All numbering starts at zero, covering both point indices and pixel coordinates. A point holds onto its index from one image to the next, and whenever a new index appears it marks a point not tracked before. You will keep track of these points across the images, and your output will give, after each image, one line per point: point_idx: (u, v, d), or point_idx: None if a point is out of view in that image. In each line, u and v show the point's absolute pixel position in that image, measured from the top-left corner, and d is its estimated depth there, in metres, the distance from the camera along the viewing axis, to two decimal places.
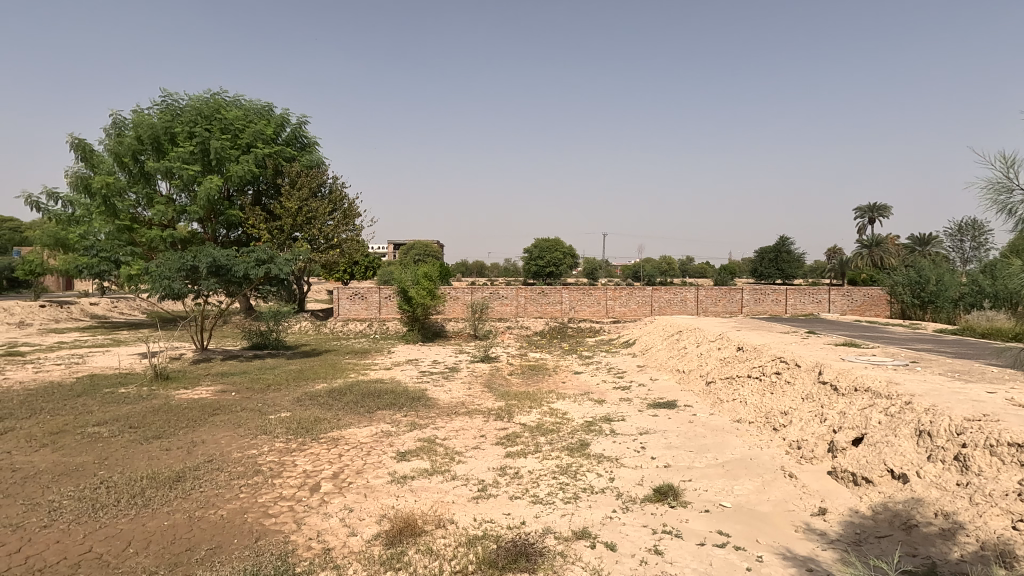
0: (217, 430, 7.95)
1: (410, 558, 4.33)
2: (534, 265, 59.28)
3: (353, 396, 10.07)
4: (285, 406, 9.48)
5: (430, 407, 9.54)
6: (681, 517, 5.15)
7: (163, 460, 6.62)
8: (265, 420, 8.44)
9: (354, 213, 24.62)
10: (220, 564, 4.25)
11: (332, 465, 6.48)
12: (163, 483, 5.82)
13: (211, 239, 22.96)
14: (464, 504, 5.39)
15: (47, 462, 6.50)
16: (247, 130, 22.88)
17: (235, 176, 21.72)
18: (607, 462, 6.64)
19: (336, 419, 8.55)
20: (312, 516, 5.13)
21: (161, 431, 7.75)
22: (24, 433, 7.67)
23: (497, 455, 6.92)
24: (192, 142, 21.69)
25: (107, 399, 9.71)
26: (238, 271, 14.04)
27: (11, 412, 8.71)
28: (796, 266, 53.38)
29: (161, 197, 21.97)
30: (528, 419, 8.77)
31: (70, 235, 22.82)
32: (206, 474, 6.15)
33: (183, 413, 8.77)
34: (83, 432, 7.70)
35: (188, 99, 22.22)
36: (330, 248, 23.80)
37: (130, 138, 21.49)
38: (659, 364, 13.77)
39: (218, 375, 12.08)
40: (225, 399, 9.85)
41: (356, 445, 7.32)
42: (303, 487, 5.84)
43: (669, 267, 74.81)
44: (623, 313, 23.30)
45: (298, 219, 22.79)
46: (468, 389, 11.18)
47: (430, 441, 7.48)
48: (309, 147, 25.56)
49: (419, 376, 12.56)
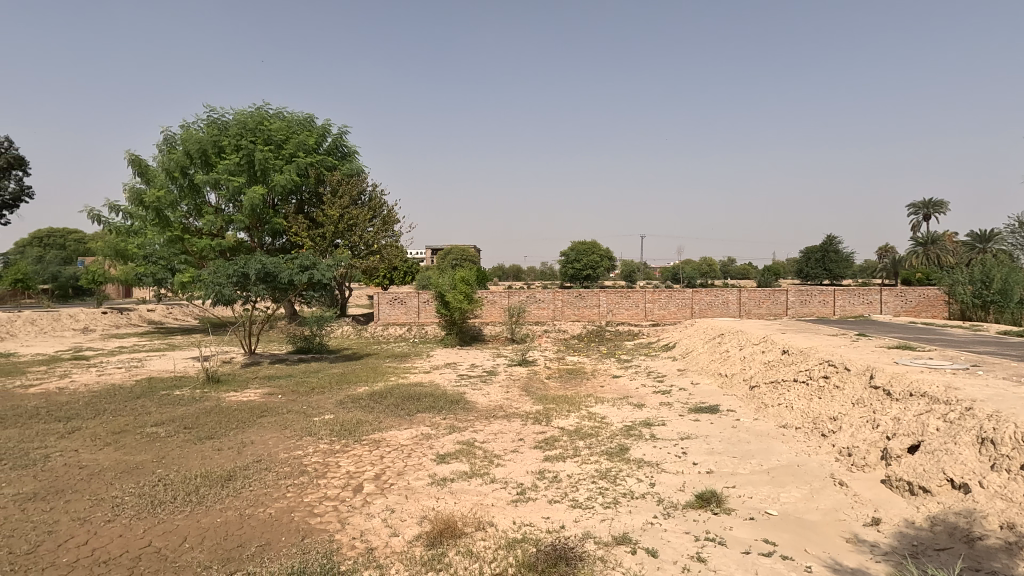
0: (265, 431, 8.24)
1: (450, 559, 4.39)
2: (571, 268, 59.12)
3: (392, 399, 10.19)
4: (328, 408, 9.72)
5: (469, 410, 9.63)
6: (724, 524, 5.04)
7: (216, 460, 6.92)
8: (310, 422, 8.70)
9: (394, 219, 25.03)
10: (270, 560, 4.42)
11: (374, 467, 6.62)
12: (215, 481, 6.08)
13: (258, 247, 23.87)
14: (504, 507, 5.42)
15: (110, 460, 6.89)
16: (289, 141, 23.77)
17: (278, 185, 22.57)
18: (647, 467, 6.55)
19: (377, 422, 8.74)
20: (355, 516, 5.25)
21: (213, 432, 8.08)
22: (90, 432, 8.17)
23: (536, 459, 6.92)
24: (239, 155, 22.74)
25: (164, 401, 10.19)
26: (284, 278, 14.56)
27: (77, 413, 9.26)
28: (844, 265, 51.54)
29: (211, 208, 22.97)
30: (566, 423, 8.70)
31: (128, 245, 24.04)
32: (255, 473, 6.39)
33: (233, 415, 9.13)
34: (143, 432, 8.12)
35: (234, 113, 23.33)
36: (370, 254, 24.22)
37: (180, 153, 22.56)
38: (700, 368, 13.45)
39: (265, 379, 12.51)
40: (272, 402, 10.19)
41: (397, 447, 7.45)
42: (347, 487, 6.00)
43: (710, 270, 73.37)
44: (663, 315, 22.88)
45: (340, 226, 23.36)
46: (506, 393, 11.20)
47: (469, 444, 7.54)
48: (349, 155, 26.27)
49: (458, 380, 12.67)
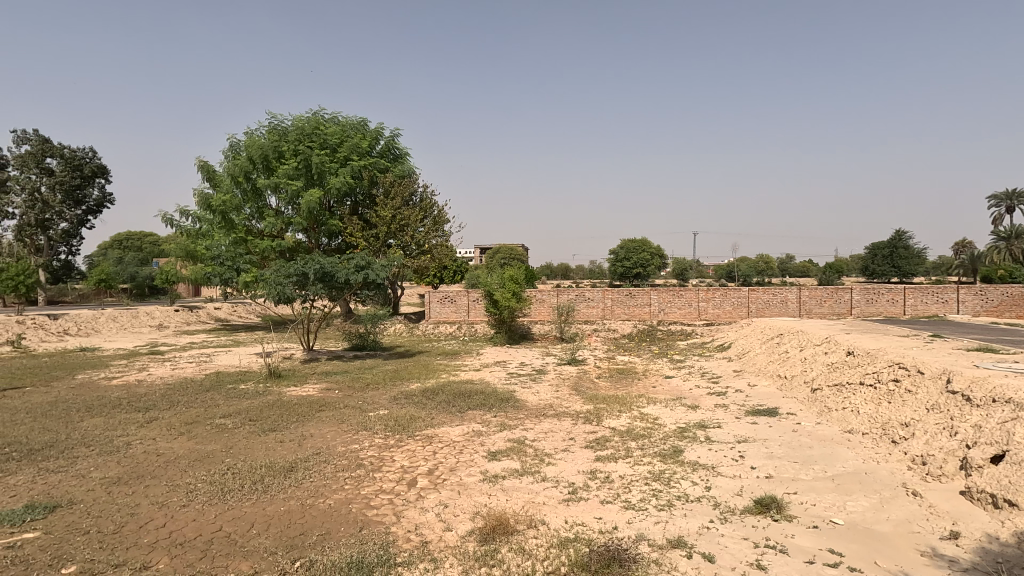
0: (323, 425, 8.57)
1: (503, 556, 4.43)
2: (621, 266, 58.30)
3: (443, 396, 10.36)
4: (383, 404, 10.01)
5: (519, 408, 9.66)
6: (785, 532, 4.85)
7: (279, 451, 7.26)
8: (366, 417, 8.98)
9: (444, 219, 25.42)
10: (330, 549, 4.59)
11: (427, 462, 6.76)
12: (279, 471, 6.38)
13: (315, 247, 24.79)
14: (556, 506, 5.42)
15: (184, 449, 7.35)
16: (343, 145, 24.56)
17: (334, 188, 23.37)
18: (702, 470, 6.39)
19: (430, 418, 8.92)
20: (410, 510, 5.38)
21: (276, 424, 8.48)
22: (166, 422, 8.74)
23: (587, 459, 6.88)
24: (297, 159, 23.69)
25: (231, 394, 10.77)
26: (340, 277, 15.06)
27: (154, 403, 9.92)
28: (915, 262, 48.52)
29: (272, 211, 24.03)
30: (618, 424, 8.60)
31: (197, 247, 25.50)
32: (315, 465, 6.66)
33: (294, 409, 9.54)
34: (212, 423, 8.61)
35: (293, 119, 24.32)
36: (422, 254, 24.70)
37: (244, 158, 23.71)
38: (758, 370, 12.98)
39: (323, 374, 13.00)
40: (330, 397, 10.58)
41: (449, 443, 7.58)
42: (402, 481, 6.15)
43: (767, 268, 70.67)
44: (717, 315, 22.20)
45: (392, 226, 23.95)
46: (556, 392, 11.18)
47: (520, 442, 7.57)
48: (401, 157, 26.88)
49: (507, 378, 12.74)
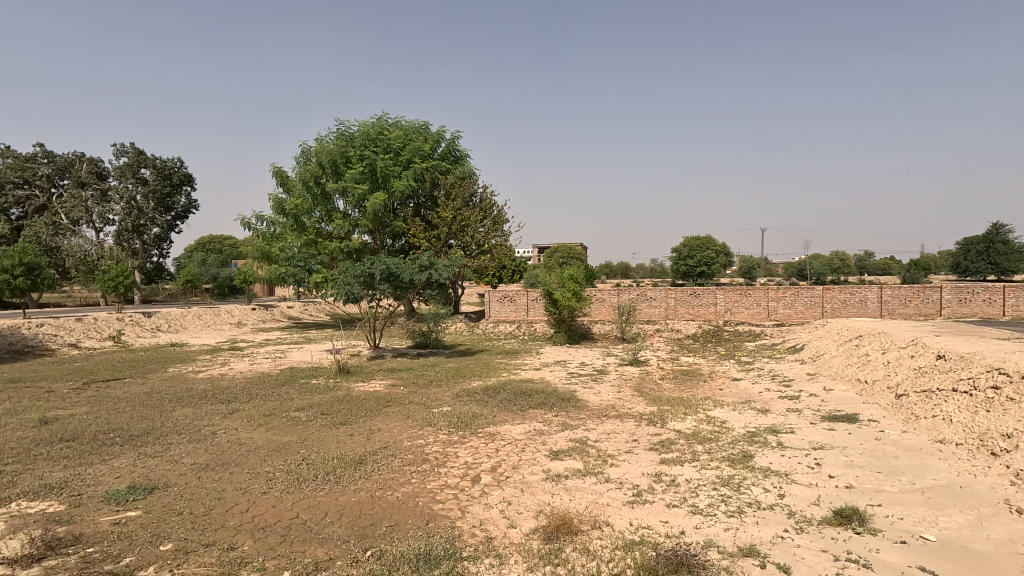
0: (390, 420, 8.87)
1: (567, 555, 4.43)
2: (683, 265, 56.66)
3: (504, 395, 10.46)
4: (446, 401, 10.23)
5: (580, 408, 9.60)
6: (869, 546, 4.56)
7: (349, 444, 7.58)
8: (430, 413, 9.21)
9: (503, 219, 25.62)
10: (399, 540, 4.74)
11: (490, 459, 6.85)
12: (349, 463, 6.67)
13: (380, 248, 25.63)
14: (620, 507, 5.34)
15: (264, 439, 7.82)
16: (406, 148, 25.27)
17: (398, 190, 24.11)
18: (775, 477, 6.12)
19: (492, 416, 9.03)
20: (474, 505, 5.47)
21: (346, 418, 8.86)
22: (246, 413, 9.34)
23: (652, 461, 6.74)
24: (363, 163, 24.60)
25: (304, 389, 11.34)
26: (405, 277, 15.51)
27: (236, 396, 10.61)
28: (1015, 258, 44.30)
29: (339, 214, 25.06)
30: (683, 426, 8.37)
31: (272, 249, 26.98)
32: (383, 459, 6.90)
33: (362, 404, 9.93)
34: (288, 416, 9.10)
35: (359, 125, 25.27)
36: (482, 254, 25.03)
37: (314, 164, 24.87)
38: (834, 373, 12.26)
39: (388, 371, 13.44)
40: (395, 393, 10.92)
41: (511, 441, 7.64)
42: (466, 477, 6.26)
43: (844, 266, 66.61)
44: (789, 315, 21.15)
45: (453, 227, 24.40)
46: (618, 393, 11.02)
47: (582, 442, 7.52)
48: (461, 159, 27.35)
49: (568, 378, 12.68)
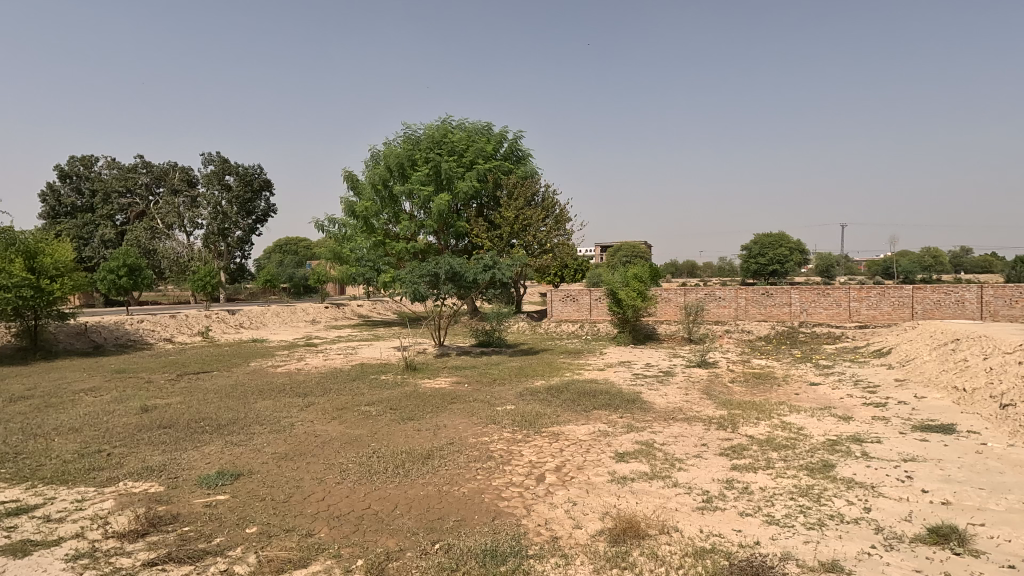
0: (455, 416, 9.04)
1: (635, 559, 4.35)
2: (755, 263, 54.20)
3: (568, 394, 10.41)
4: (509, 399, 10.32)
5: (646, 410, 9.40)
6: (970, 569, 4.18)
7: (417, 439, 7.80)
8: (494, 411, 9.32)
9: (566, 218, 25.50)
10: (466, 535, 4.83)
11: (554, 459, 6.83)
12: (417, 458, 6.86)
13: (444, 248, 26.18)
14: (690, 514, 5.18)
15: (337, 432, 8.20)
16: (470, 150, 25.70)
17: (461, 191, 24.55)
18: (860, 489, 5.73)
19: (555, 415, 9.01)
20: (540, 504, 5.48)
21: (413, 414, 9.13)
22: (321, 407, 9.82)
23: (723, 467, 6.49)
24: (429, 166, 25.25)
25: (374, 384, 11.79)
26: (469, 277, 15.78)
27: (312, 390, 11.19)
28: None
29: (406, 215, 25.83)
30: (756, 432, 8.00)
31: (343, 250, 28.19)
32: (449, 454, 7.04)
33: (428, 400, 10.19)
34: (359, 410, 9.49)
35: (424, 128, 25.96)
36: (544, 253, 25.02)
37: (382, 167, 25.79)
38: (927, 380, 11.32)
39: (453, 369, 13.71)
40: (460, 390, 11.12)
41: (575, 441, 7.59)
42: (531, 476, 6.29)
43: (936, 263, 61.44)
44: (874, 316, 19.74)
45: (515, 227, 24.55)
46: (685, 395, 10.69)
47: (648, 445, 7.36)
48: (523, 158, 27.47)
49: (633, 379, 12.43)
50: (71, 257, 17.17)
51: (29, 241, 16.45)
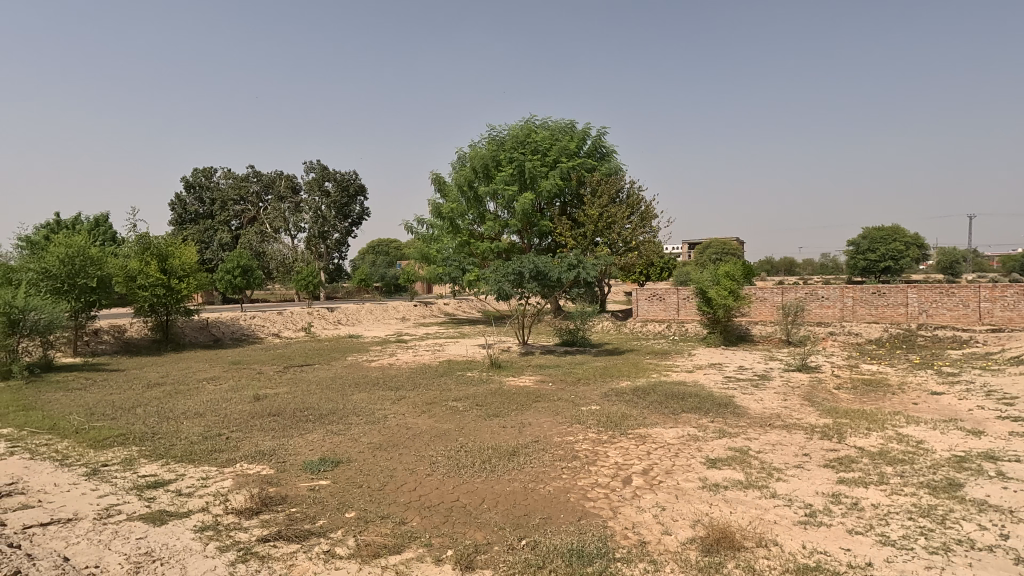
0: (540, 415, 9.09)
1: (729, 571, 4.15)
2: (863, 259, 49.74)
3: (655, 396, 10.13)
4: (594, 399, 10.21)
5: (740, 415, 8.93)
6: None
7: (503, 435, 7.93)
8: (578, 410, 9.26)
9: (651, 214, 24.79)
10: (552, 533, 4.84)
11: (641, 462, 6.67)
12: (503, 454, 6.97)
13: (527, 248, 26.37)
14: (790, 527, 4.86)
15: (427, 425, 8.53)
16: (553, 149, 25.73)
17: (545, 190, 24.64)
18: (994, 513, 5.09)
19: (642, 417, 8.79)
20: (627, 507, 5.38)
21: (498, 411, 9.30)
22: (412, 400, 10.26)
23: (827, 479, 6.02)
24: (513, 166, 25.58)
25: (461, 380, 12.14)
26: (553, 275, 15.78)
27: (404, 384, 11.73)
28: None
29: (490, 215, 26.31)
30: (866, 443, 7.34)
31: (430, 250, 29.20)
32: (534, 452, 7.09)
33: (513, 397, 10.32)
34: (447, 405, 9.80)
35: (508, 129, 26.32)
36: (629, 251, 24.48)
37: (468, 169, 26.48)
38: None
39: (537, 367, 13.79)
40: (544, 389, 11.17)
41: (663, 444, 7.37)
42: (617, 478, 6.19)
43: None
44: (1010, 319, 17.44)
45: (599, 225, 24.21)
46: (784, 400, 10.02)
47: (743, 452, 6.99)
48: (607, 155, 27.06)
49: (725, 382, 11.86)
50: (196, 259, 19.14)
51: (162, 245, 18.55)
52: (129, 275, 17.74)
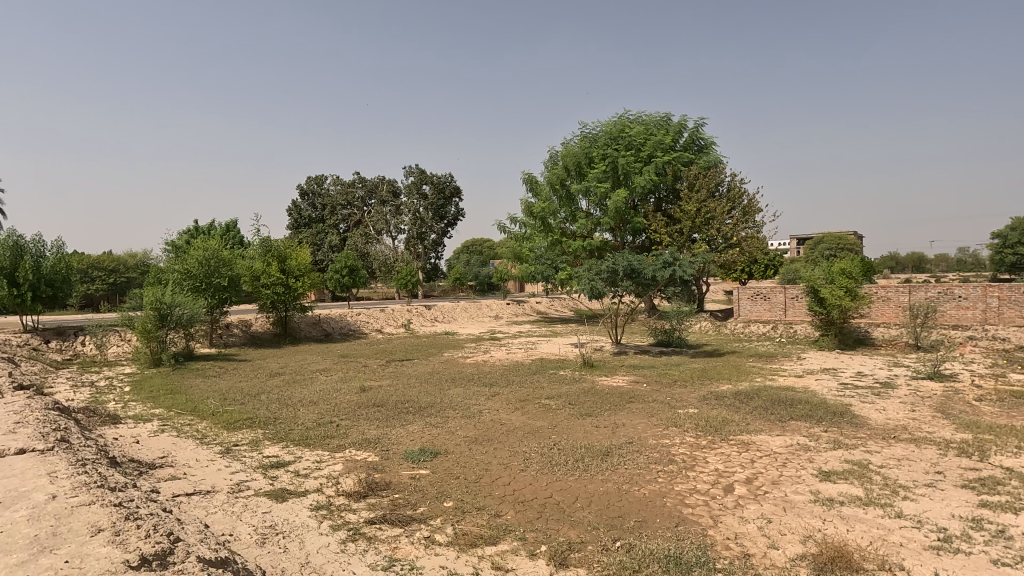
0: (634, 416, 8.90)
1: None
2: (1013, 255, 43.39)
3: (760, 402, 9.55)
4: (692, 402, 9.82)
5: (859, 426, 8.18)
6: None
7: (596, 435, 7.87)
8: (675, 413, 8.96)
9: (754, 209, 23.34)
10: (648, 537, 4.74)
11: (745, 470, 6.32)
12: (597, 454, 6.91)
13: (620, 246, 25.85)
14: (920, 552, 4.39)
15: (521, 422, 8.67)
16: (647, 143, 25.03)
17: (638, 187, 24.04)
18: None
19: (745, 423, 8.33)
20: (728, 517, 5.13)
21: (592, 410, 9.22)
22: (506, 397, 10.46)
23: (966, 502, 5.35)
24: (605, 163, 25.23)
25: (553, 378, 12.20)
26: (648, 273, 15.36)
27: (497, 381, 11.99)
28: None
29: (583, 213, 26.13)
30: (1016, 464, 6.42)
31: (523, 249, 29.53)
32: (629, 454, 6.96)
33: (606, 397, 10.19)
34: (540, 403, 9.89)
35: (601, 126, 26.01)
36: (729, 248, 23.23)
37: (560, 168, 26.51)
38: None
39: (631, 368, 13.50)
40: (639, 390, 10.93)
41: (769, 453, 6.94)
42: (717, 485, 5.91)
43: None
44: None
45: (697, 221, 23.17)
46: (912, 411, 9.03)
47: (862, 466, 6.39)
48: (706, 148, 25.85)
49: (840, 389, 10.90)
50: (310, 260, 20.81)
51: (281, 248, 20.42)
52: (254, 274, 19.66)
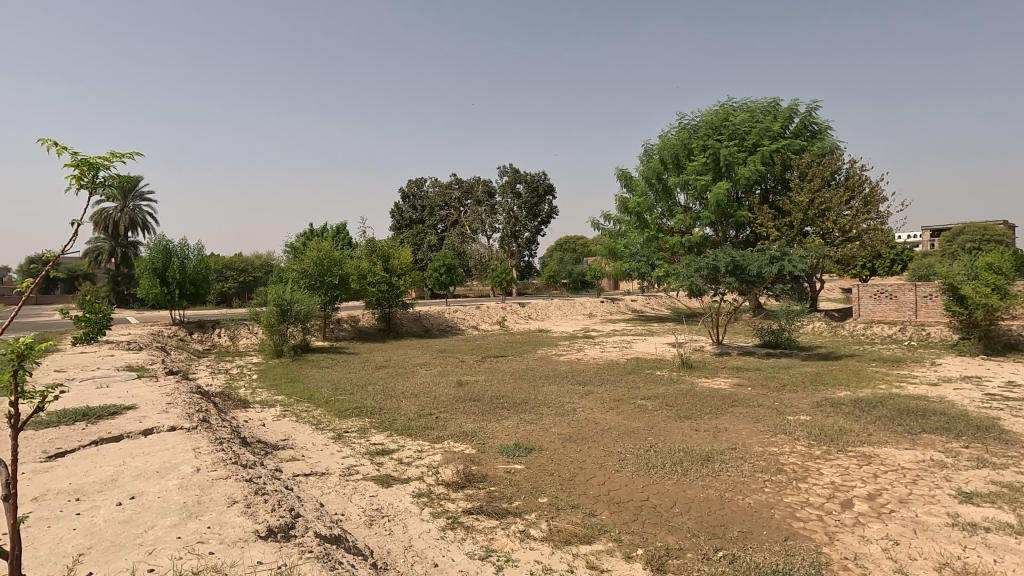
0: (738, 421, 8.43)
1: None
2: None
3: (885, 411, 8.65)
4: (804, 408, 9.10)
5: (1010, 443, 7.14)
6: None
7: (695, 439, 7.55)
8: (783, 419, 8.36)
9: (878, 198, 21.12)
10: (753, 550, 4.47)
11: (866, 486, 5.76)
12: (696, 459, 6.62)
13: (722, 241, 24.53)
14: None
15: (616, 422, 8.53)
16: (753, 132, 23.57)
17: (742, 178, 22.68)
18: None
19: (867, 434, 7.58)
20: (847, 535, 4.71)
21: (691, 413, 8.85)
22: (600, 396, 10.34)
23: None
24: (706, 154, 24.09)
25: (649, 378, 11.87)
26: (753, 270, 14.45)
27: (591, 379, 11.88)
28: None
29: (681, 208, 25.14)
30: None
31: (617, 247, 28.96)
32: (731, 460, 6.60)
33: (707, 400, 9.74)
34: (635, 403, 9.67)
35: (702, 116, 24.87)
36: (848, 241, 21.20)
37: (657, 161, 25.67)
38: None
39: (734, 369, 12.78)
40: (743, 393, 10.33)
41: (896, 468, 6.26)
42: (833, 500, 5.44)
43: None
44: None
45: (810, 212, 21.39)
46: None
47: (1014, 489, 5.57)
48: (820, 133, 23.82)
49: (986, 400, 9.56)
50: (410, 260, 21.85)
51: (385, 248, 21.63)
52: (361, 273, 20.99)
